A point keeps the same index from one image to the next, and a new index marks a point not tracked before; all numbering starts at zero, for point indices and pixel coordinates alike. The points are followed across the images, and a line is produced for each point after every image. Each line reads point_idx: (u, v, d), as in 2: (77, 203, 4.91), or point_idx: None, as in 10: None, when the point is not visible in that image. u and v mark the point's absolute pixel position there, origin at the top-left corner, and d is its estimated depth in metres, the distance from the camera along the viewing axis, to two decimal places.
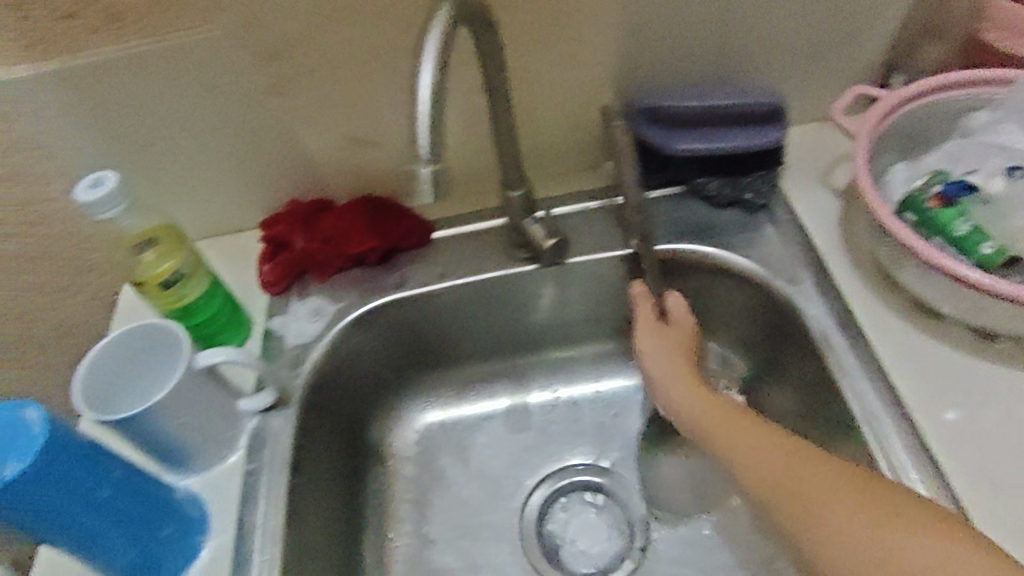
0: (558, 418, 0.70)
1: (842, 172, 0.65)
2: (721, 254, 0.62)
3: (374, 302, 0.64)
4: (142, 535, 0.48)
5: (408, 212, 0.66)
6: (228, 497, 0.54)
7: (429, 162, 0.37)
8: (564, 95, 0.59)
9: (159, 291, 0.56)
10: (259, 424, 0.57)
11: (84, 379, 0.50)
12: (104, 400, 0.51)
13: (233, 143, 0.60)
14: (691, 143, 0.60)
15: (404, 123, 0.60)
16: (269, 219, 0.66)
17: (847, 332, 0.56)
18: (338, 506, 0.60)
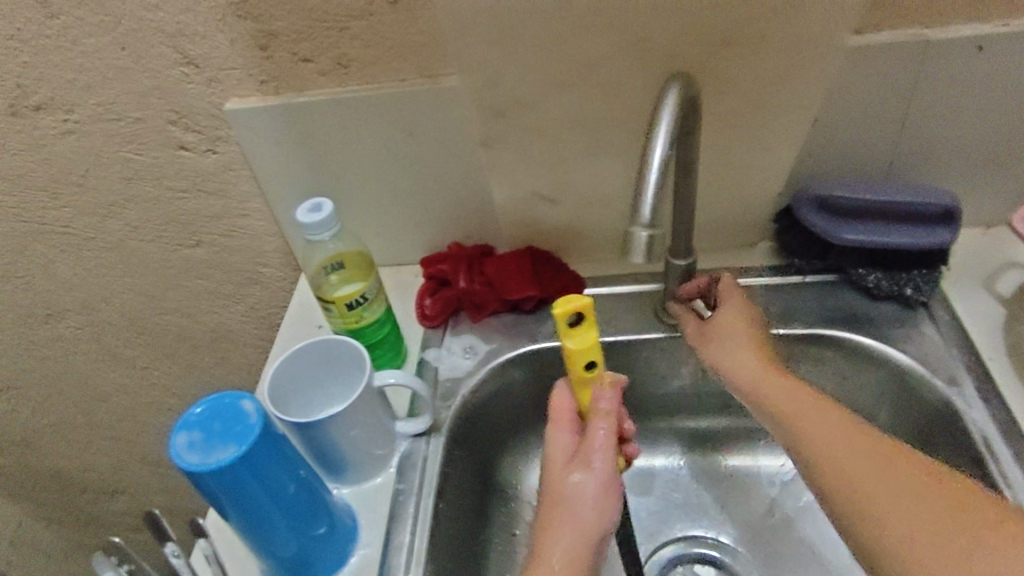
0: (681, 486, 0.69)
1: (1008, 279, 0.64)
2: (878, 346, 0.62)
3: (525, 347, 0.67)
4: (307, 533, 0.51)
5: (564, 266, 0.70)
6: (378, 511, 0.57)
7: (645, 227, 0.40)
8: (732, 172, 0.62)
9: (343, 311, 0.61)
10: (410, 447, 0.60)
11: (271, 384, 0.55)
12: (282, 400, 0.57)
13: (417, 184, 0.66)
14: (858, 234, 0.61)
15: (577, 182, 0.64)
16: (435, 258, 0.71)
17: (1011, 440, 0.54)
18: (466, 537, 0.61)
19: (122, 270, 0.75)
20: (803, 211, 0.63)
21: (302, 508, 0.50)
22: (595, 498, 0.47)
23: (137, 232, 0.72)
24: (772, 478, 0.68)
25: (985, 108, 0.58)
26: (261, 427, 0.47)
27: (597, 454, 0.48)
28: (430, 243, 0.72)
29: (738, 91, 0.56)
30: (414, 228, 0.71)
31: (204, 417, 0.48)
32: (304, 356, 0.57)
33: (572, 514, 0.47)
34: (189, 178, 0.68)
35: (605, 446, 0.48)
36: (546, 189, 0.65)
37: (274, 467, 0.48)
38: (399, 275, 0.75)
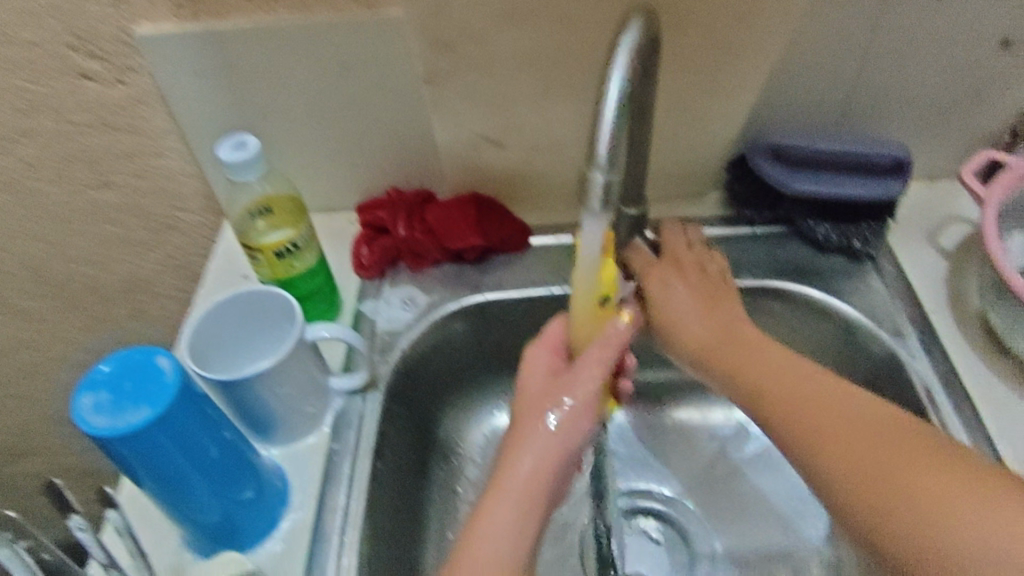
0: (625, 439, 0.68)
1: (951, 233, 0.64)
2: (826, 299, 0.61)
3: (468, 300, 0.63)
4: (232, 498, 0.47)
5: (510, 214, 0.66)
6: (310, 473, 0.54)
7: (602, 169, 0.37)
8: (688, 117, 0.59)
9: (272, 259, 0.56)
10: (345, 405, 0.57)
11: (192, 337, 0.51)
12: (203, 356, 0.52)
13: (353, 123, 0.61)
14: (808, 184, 0.60)
15: (526, 125, 0.60)
16: (372, 204, 0.66)
17: (950, 391, 0.55)
18: (405, 497, 0.59)
19: (19, 213, 0.68)
20: (755, 160, 0.61)
21: (227, 472, 0.46)
22: (572, 420, 0.47)
23: (34, 172, 0.64)
24: (715, 430, 0.68)
25: (943, 58, 0.57)
26: (179, 387, 0.43)
27: (583, 376, 0.48)
28: (366, 188, 0.67)
29: (698, 31, 0.53)
30: (349, 171, 0.66)
31: (114, 376, 0.44)
32: (229, 309, 0.52)
33: (541, 433, 0.47)
34: (93, 111, 0.61)
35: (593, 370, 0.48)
36: (494, 133, 0.61)
37: (194, 431, 0.43)
38: (333, 222, 0.70)
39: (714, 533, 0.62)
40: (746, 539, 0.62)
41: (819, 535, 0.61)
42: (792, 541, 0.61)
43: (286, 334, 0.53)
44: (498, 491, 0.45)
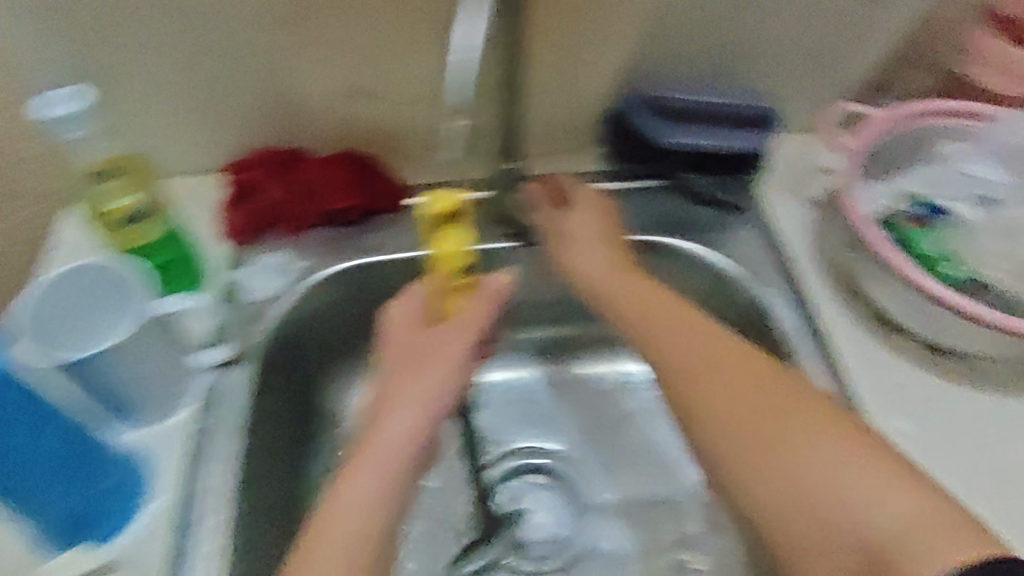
0: (513, 399, 0.68)
1: (820, 182, 0.65)
2: (704, 253, 0.63)
3: (349, 264, 0.61)
4: (80, 483, 0.44)
5: (387, 173, 0.64)
6: (176, 455, 0.51)
7: None
8: (564, 69, 0.59)
9: (118, 226, 0.53)
10: (214, 379, 0.54)
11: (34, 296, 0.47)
12: (39, 324, 0.47)
13: (211, 77, 0.56)
14: (682, 137, 0.62)
15: (401, 77, 0.58)
16: (237, 165, 0.61)
17: (812, 337, 0.58)
18: (286, 472, 0.57)
19: None
20: (631, 112, 0.62)
21: None
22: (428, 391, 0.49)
23: None
24: (601, 386, 0.69)
25: (806, 12, 0.58)
26: None
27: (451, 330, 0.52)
28: (232, 148, 0.62)
29: None
30: (211, 131, 0.61)
31: None
32: (78, 279, 0.48)
33: (405, 400, 0.48)
34: None
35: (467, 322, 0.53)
36: (364, 86, 0.58)
37: None
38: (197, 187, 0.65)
39: (600, 484, 0.64)
40: (632, 488, 0.64)
41: (697, 479, 0.64)
42: (673, 488, 0.63)
43: (127, 309, 0.48)
44: (365, 458, 0.44)
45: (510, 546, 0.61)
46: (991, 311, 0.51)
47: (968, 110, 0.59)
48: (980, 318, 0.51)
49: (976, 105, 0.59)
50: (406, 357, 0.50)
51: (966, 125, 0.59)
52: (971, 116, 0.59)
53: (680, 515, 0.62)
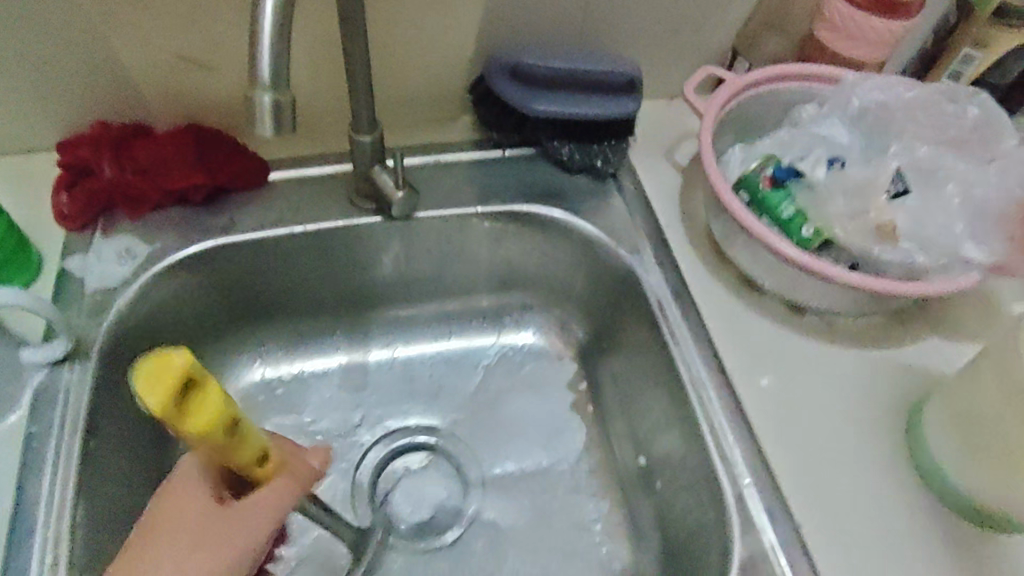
0: (394, 378, 0.66)
1: (685, 148, 0.67)
2: (572, 221, 0.62)
3: (193, 247, 0.56)
4: None
5: (240, 147, 0.59)
6: (5, 465, 0.46)
7: (267, 90, 0.33)
8: (423, 34, 0.56)
9: None
10: (47, 380, 0.49)
11: None
12: None
13: (22, 44, 0.51)
14: (549, 104, 0.59)
15: (238, 45, 0.53)
16: (68, 143, 0.56)
17: (680, 301, 0.58)
18: (140, 471, 0.53)
19: None
20: (494, 79, 0.59)
21: None
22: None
23: None
24: (483, 360, 0.68)
25: None
26: None
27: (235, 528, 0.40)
28: (57, 124, 0.57)
29: None
30: (34, 105, 0.55)
31: None
32: None
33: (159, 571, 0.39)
34: None
35: (253, 527, 0.40)
36: (204, 54, 0.53)
37: None
38: (26, 167, 0.59)
39: (484, 459, 0.63)
40: (515, 461, 0.63)
41: (578, 447, 0.64)
42: (554, 457, 0.63)
43: None
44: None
45: (388, 529, 0.59)
46: (849, 273, 0.50)
47: (819, 74, 0.61)
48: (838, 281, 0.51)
49: (827, 68, 0.60)
50: (184, 542, 0.39)
51: (817, 88, 0.61)
52: (822, 79, 0.61)
53: (561, 484, 0.62)
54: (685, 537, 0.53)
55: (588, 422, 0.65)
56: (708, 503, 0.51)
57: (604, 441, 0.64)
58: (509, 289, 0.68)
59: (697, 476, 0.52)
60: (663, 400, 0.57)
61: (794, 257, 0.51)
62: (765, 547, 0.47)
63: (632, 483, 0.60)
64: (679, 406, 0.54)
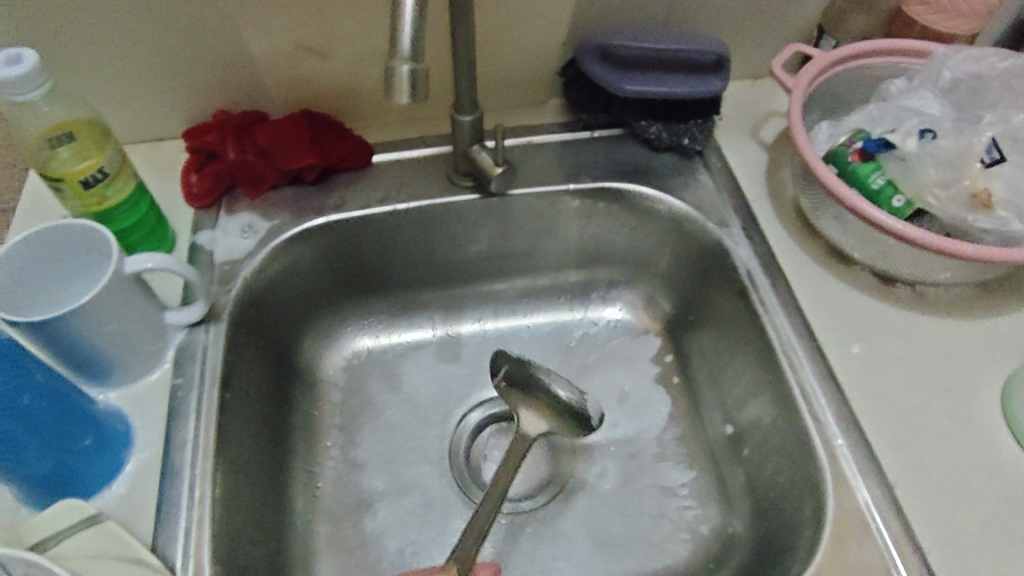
0: (487, 350, 0.70)
1: (770, 127, 0.69)
2: (659, 197, 0.64)
3: (308, 223, 0.61)
4: (63, 444, 0.45)
5: (349, 132, 0.64)
6: (154, 412, 0.51)
7: (407, 60, 0.37)
8: (520, 19, 0.60)
9: (79, 192, 0.51)
10: (186, 339, 0.54)
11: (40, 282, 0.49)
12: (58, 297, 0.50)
13: (164, 40, 0.56)
14: (637, 84, 0.61)
15: (350, 34, 0.58)
16: (196, 130, 0.62)
17: (768, 272, 0.59)
18: (264, 426, 0.58)
19: None
20: (586, 61, 0.62)
21: (49, 418, 0.43)
22: None
23: None
24: (573, 333, 0.71)
25: None
26: None
27: None
28: (189, 111, 0.63)
29: None
30: (169, 96, 0.61)
31: None
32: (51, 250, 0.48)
33: None
34: None
35: None
36: (322, 44, 0.58)
37: None
38: (158, 152, 0.65)
39: None
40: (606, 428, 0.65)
41: (665, 415, 0.66)
42: (642, 425, 0.65)
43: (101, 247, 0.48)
44: None
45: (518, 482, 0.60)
46: (938, 237, 0.51)
47: (910, 49, 0.62)
48: (926, 246, 0.51)
49: (917, 43, 0.62)
50: None
51: (906, 63, 0.63)
52: (912, 54, 0.63)
53: (650, 449, 0.64)
54: (776, 498, 0.54)
55: (674, 392, 0.67)
56: (800, 464, 0.52)
57: (691, 411, 0.65)
58: (596, 265, 0.71)
59: (789, 438, 0.54)
60: (752, 367, 0.59)
61: (883, 223, 0.52)
62: (859, 503, 0.48)
63: (719, 450, 0.62)
64: (770, 371, 0.56)
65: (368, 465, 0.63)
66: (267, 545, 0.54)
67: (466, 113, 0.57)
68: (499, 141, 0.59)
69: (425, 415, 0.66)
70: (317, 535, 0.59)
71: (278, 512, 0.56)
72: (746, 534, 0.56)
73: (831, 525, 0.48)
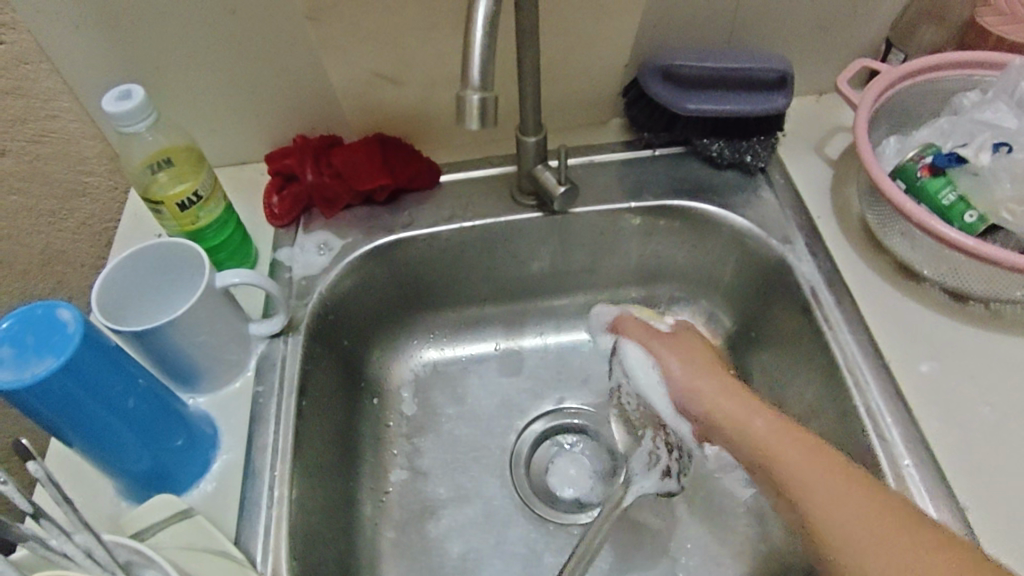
0: (548, 364, 0.71)
1: (836, 143, 0.69)
2: (720, 213, 0.64)
3: (379, 240, 0.64)
4: (158, 445, 0.49)
5: (419, 154, 0.67)
6: (237, 416, 0.55)
7: (477, 89, 0.39)
8: (584, 43, 0.62)
9: (176, 212, 0.56)
10: (268, 348, 0.58)
11: (131, 313, 0.53)
12: (150, 314, 0.54)
13: (253, 71, 0.61)
14: (699, 103, 0.62)
15: (421, 61, 0.61)
16: (278, 153, 0.66)
17: (834, 289, 0.59)
18: (336, 434, 0.61)
19: None
20: (648, 82, 0.63)
21: (148, 420, 0.47)
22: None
23: None
24: None
25: None
26: (83, 336, 0.42)
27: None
28: (273, 137, 0.67)
29: None
30: (256, 122, 0.66)
31: (13, 332, 0.43)
32: (123, 283, 0.52)
33: None
34: None
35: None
36: (396, 71, 0.62)
37: (106, 377, 0.44)
38: (243, 175, 0.70)
39: None
40: None
41: None
42: None
43: (165, 254, 0.53)
44: None
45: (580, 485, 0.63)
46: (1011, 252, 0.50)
47: (983, 61, 0.61)
48: (1001, 262, 0.50)
49: (991, 54, 0.60)
50: None
51: (980, 75, 0.61)
52: (986, 65, 0.61)
53: None
54: None
55: None
56: None
57: None
58: (657, 281, 0.71)
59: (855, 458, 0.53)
60: (816, 385, 0.58)
61: (954, 238, 0.51)
62: None
63: None
64: (835, 389, 0.55)
65: (433, 472, 0.65)
66: (338, 547, 0.56)
67: (530, 134, 0.59)
68: (563, 162, 0.61)
69: (488, 426, 0.67)
70: (384, 539, 0.61)
71: (348, 516, 0.59)
72: None
73: None
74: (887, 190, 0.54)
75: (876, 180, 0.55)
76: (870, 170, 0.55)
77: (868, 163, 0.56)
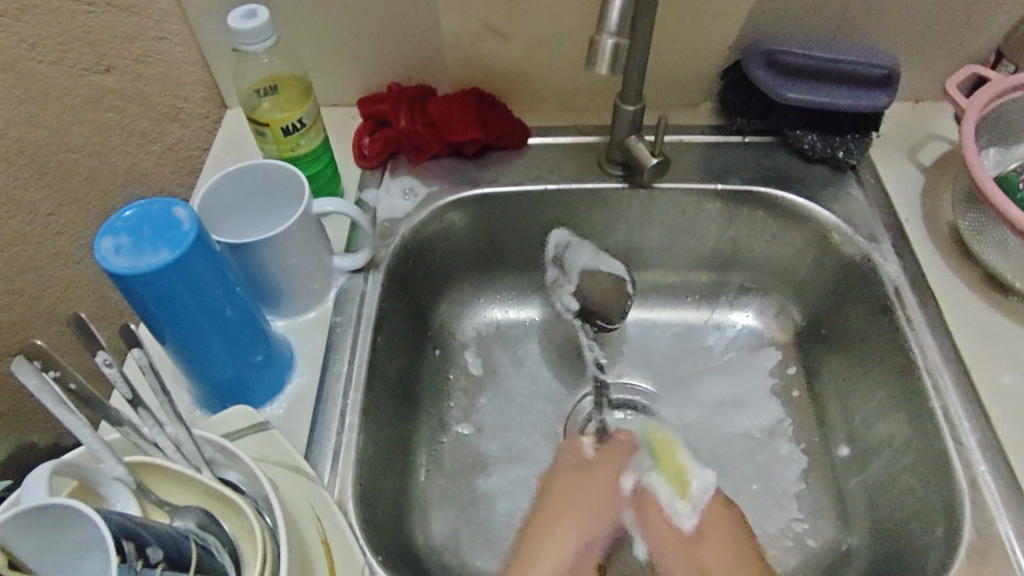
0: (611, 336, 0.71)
1: (930, 150, 0.68)
2: (808, 206, 0.64)
3: (464, 193, 0.65)
4: (241, 357, 0.50)
5: (511, 114, 0.68)
6: (313, 344, 0.57)
7: (613, 34, 0.43)
8: (691, 17, 0.62)
9: (277, 137, 0.57)
10: (347, 283, 0.59)
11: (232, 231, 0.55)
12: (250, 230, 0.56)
13: (363, 10, 0.62)
14: (798, 93, 0.61)
15: (529, 19, 0.61)
16: (374, 97, 0.67)
17: (917, 292, 0.58)
18: (402, 375, 0.62)
19: None
20: (749, 65, 0.63)
21: (237, 329, 0.48)
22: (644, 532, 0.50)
23: None
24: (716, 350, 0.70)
25: None
26: (196, 237, 0.43)
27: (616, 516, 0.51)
28: (371, 81, 0.68)
29: None
30: (355, 64, 0.67)
31: (132, 222, 0.44)
32: (220, 210, 0.54)
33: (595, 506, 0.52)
34: None
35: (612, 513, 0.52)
36: (501, 25, 0.62)
37: (211, 282, 0.45)
38: (334, 117, 0.71)
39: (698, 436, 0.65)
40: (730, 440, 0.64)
41: (795, 448, 0.64)
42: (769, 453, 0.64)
43: (254, 177, 0.54)
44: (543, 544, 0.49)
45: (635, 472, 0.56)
46: None
47: None
48: None
49: None
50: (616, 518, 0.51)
51: None
52: None
53: (767, 450, 0.64)
54: (903, 522, 0.53)
55: (798, 403, 0.66)
56: (933, 485, 0.51)
57: (816, 425, 0.65)
58: (729, 269, 0.71)
59: (926, 460, 0.52)
60: (887, 386, 0.58)
61: None
62: (1000, 534, 0.46)
63: (841, 467, 0.61)
64: (910, 390, 0.55)
65: (488, 427, 0.66)
66: (396, 485, 0.57)
67: (628, 103, 0.60)
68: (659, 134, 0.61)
69: (546, 391, 0.68)
70: (435, 486, 0.62)
71: (405, 458, 0.60)
72: (866, 555, 0.56)
73: (966, 548, 0.46)
74: (991, 193, 0.53)
75: (978, 185, 0.54)
76: (973, 174, 0.54)
77: (972, 163, 0.55)
